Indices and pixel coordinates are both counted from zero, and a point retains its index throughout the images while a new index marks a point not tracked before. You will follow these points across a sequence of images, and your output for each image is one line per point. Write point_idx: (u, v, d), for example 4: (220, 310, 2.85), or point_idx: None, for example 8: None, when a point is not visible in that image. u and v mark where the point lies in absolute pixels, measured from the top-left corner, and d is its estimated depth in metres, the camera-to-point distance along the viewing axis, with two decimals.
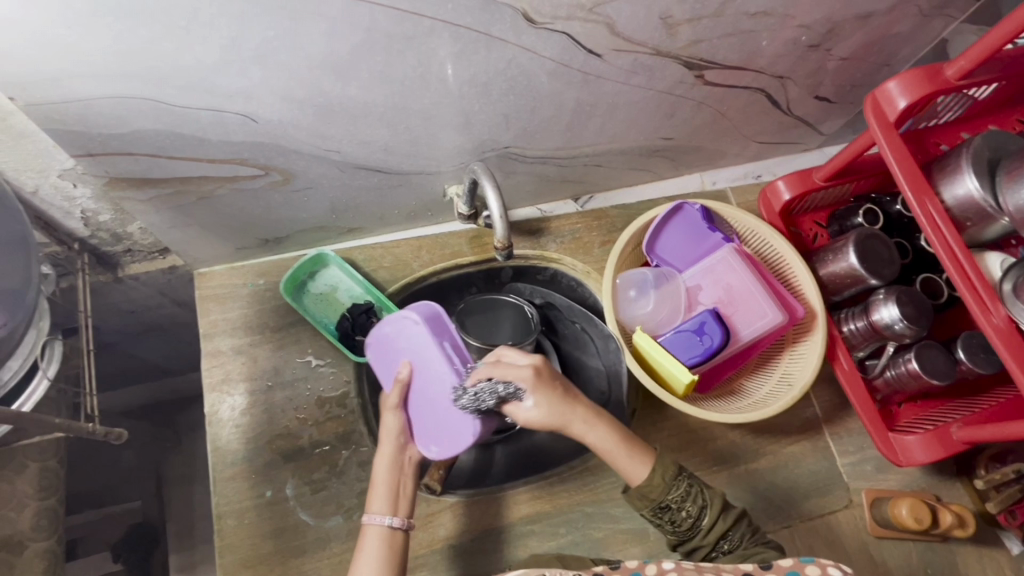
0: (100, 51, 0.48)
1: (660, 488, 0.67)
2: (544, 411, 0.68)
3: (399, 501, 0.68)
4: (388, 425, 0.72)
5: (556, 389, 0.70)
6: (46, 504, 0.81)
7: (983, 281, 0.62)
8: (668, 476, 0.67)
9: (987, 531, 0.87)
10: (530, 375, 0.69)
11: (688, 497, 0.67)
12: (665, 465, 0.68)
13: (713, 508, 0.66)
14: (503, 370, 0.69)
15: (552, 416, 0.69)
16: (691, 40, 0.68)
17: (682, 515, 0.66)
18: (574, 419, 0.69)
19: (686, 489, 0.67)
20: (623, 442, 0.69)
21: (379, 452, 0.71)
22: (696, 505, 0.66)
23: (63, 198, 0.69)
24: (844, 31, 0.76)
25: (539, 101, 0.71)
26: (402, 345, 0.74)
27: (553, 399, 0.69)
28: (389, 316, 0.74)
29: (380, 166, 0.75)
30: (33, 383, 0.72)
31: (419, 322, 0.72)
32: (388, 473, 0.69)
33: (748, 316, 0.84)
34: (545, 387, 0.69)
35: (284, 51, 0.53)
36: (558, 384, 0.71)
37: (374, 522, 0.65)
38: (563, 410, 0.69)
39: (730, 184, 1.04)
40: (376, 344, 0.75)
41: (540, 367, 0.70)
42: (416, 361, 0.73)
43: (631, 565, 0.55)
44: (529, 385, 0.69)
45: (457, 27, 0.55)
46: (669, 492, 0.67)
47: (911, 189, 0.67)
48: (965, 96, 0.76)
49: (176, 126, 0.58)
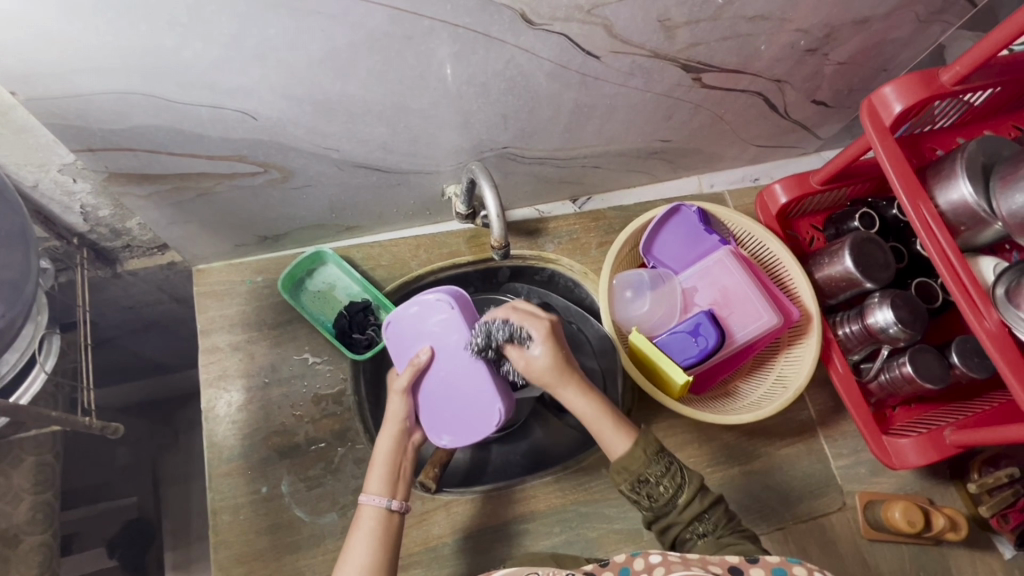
0: (101, 47, 0.49)
1: (642, 462, 0.65)
2: (546, 362, 0.68)
3: (398, 483, 0.69)
4: (394, 409, 0.72)
5: (563, 348, 0.70)
6: (42, 498, 0.81)
7: (976, 285, 0.62)
8: (649, 451, 0.66)
9: (979, 535, 0.87)
10: (546, 327, 0.70)
11: (667, 474, 0.65)
12: (649, 441, 0.67)
13: (691, 487, 0.65)
14: (524, 319, 0.70)
15: (550, 370, 0.68)
16: (688, 43, 0.68)
17: (660, 491, 0.65)
18: (568, 381, 0.69)
19: (665, 467, 0.65)
20: (610, 413, 0.69)
21: (382, 433, 0.71)
22: (674, 482, 0.65)
23: (62, 193, 0.69)
24: (841, 36, 0.76)
25: (537, 102, 0.71)
26: (426, 328, 0.74)
27: (560, 354, 0.69)
28: (417, 297, 0.74)
29: (378, 165, 0.75)
30: (31, 376, 0.73)
31: (450, 307, 0.73)
32: (388, 455, 0.70)
33: (744, 318, 0.84)
34: (555, 343, 0.70)
35: (284, 48, 0.53)
36: (565, 345, 0.71)
37: (370, 504, 0.65)
38: (566, 367, 0.69)
39: (728, 187, 1.05)
40: (397, 324, 0.75)
41: (557, 325, 0.71)
42: (437, 347, 0.73)
43: (619, 560, 0.58)
44: (541, 334, 0.69)
45: (455, 27, 0.56)
46: (648, 467, 0.65)
47: (906, 193, 0.67)
48: (961, 102, 0.76)
49: (176, 123, 0.59)
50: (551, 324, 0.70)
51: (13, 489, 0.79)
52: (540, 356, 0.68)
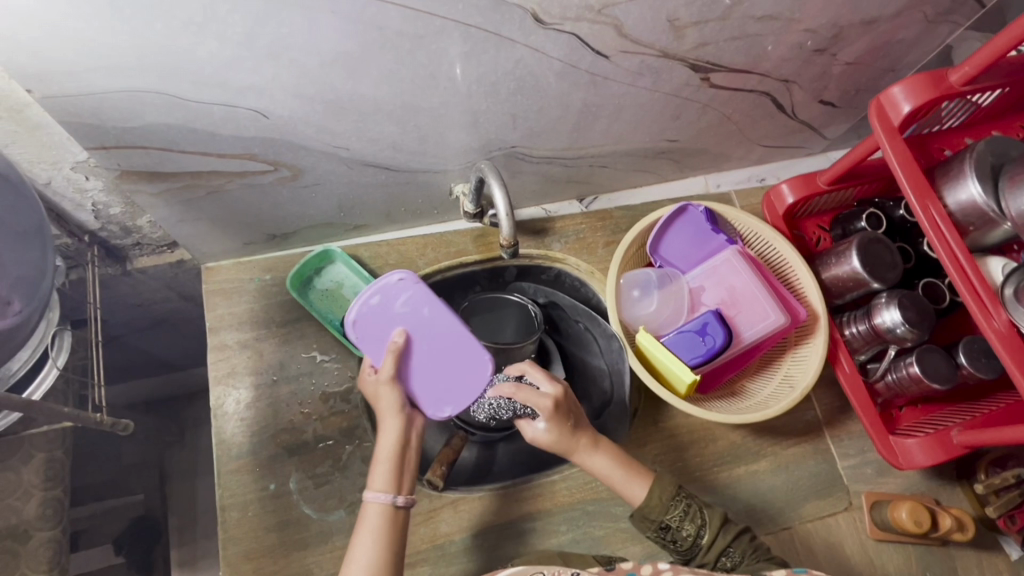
0: (117, 44, 0.49)
1: (660, 509, 0.69)
2: (551, 436, 0.72)
3: (402, 478, 0.69)
4: (387, 401, 0.70)
5: (569, 418, 0.73)
6: (51, 494, 0.81)
7: (984, 285, 0.63)
8: (665, 496, 0.69)
9: (985, 535, 0.87)
10: (548, 405, 0.72)
11: (687, 516, 0.69)
12: (663, 486, 0.70)
13: (712, 526, 0.68)
14: (526, 396, 0.72)
15: (558, 441, 0.72)
16: (697, 43, 0.68)
17: (682, 535, 0.68)
18: (577, 444, 0.73)
19: (684, 509, 0.69)
20: (624, 466, 0.72)
21: (382, 427, 0.70)
22: (694, 524, 0.68)
23: (75, 190, 0.69)
24: (849, 36, 0.76)
25: (546, 101, 0.71)
26: (395, 311, 0.73)
27: (564, 427, 0.72)
28: (375, 286, 0.72)
29: (387, 164, 0.75)
30: (43, 372, 0.73)
31: (414, 283, 0.74)
32: (392, 450, 0.69)
33: (750, 318, 0.84)
34: (559, 416, 0.72)
35: (297, 47, 0.53)
36: (572, 413, 0.74)
37: (376, 501, 0.65)
38: (571, 437, 0.73)
39: (734, 187, 1.05)
40: (362, 320, 0.72)
41: (560, 399, 0.73)
42: (412, 326, 0.73)
43: (627, 565, 0.57)
44: (543, 413, 0.72)
45: (467, 26, 0.56)
46: (668, 512, 0.69)
47: (915, 193, 0.67)
48: (969, 102, 0.76)
49: (189, 121, 0.59)
50: (552, 401, 0.72)
51: (22, 485, 0.79)
52: (544, 432, 0.72)
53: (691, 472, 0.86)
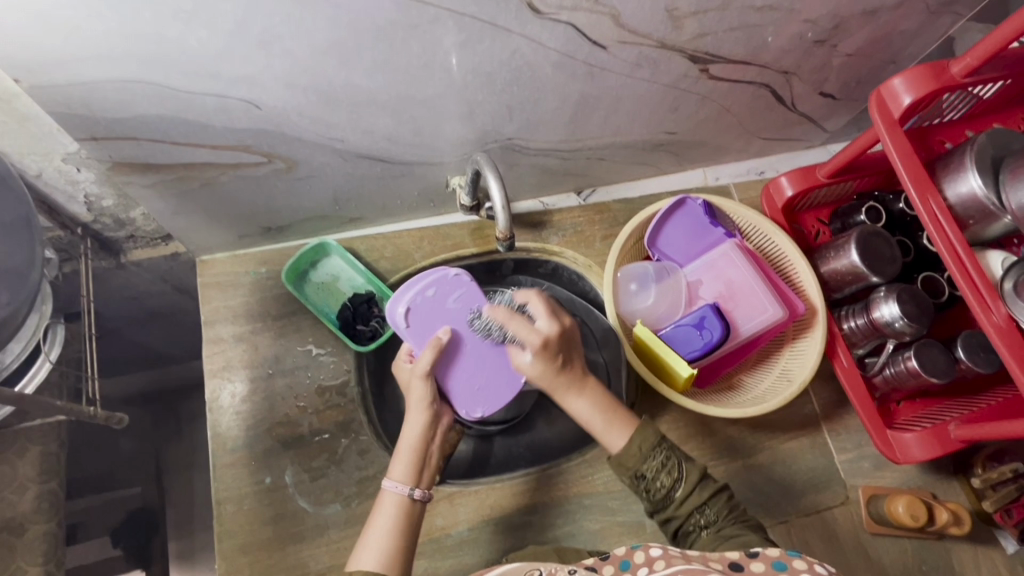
0: (105, 33, 0.48)
1: (637, 458, 0.65)
2: (535, 370, 0.69)
3: (422, 472, 0.68)
4: (417, 392, 0.70)
5: (559, 356, 0.70)
6: (47, 487, 0.81)
7: (983, 278, 0.62)
8: (646, 445, 0.66)
9: (982, 529, 0.87)
10: (538, 339, 0.69)
11: (664, 468, 0.65)
12: (644, 435, 0.67)
13: (688, 481, 0.65)
14: (518, 325, 0.70)
15: (542, 377, 0.70)
16: (696, 33, 0.67)
17: (657, 486, 0.65)
18: (561, 386, 0.70)
19: (663, 460, 0.65)
20: (608, 412, 0.69)
21: (409, 417, 0.69)
22: (671, 477, 0.65)
23: (66, 182, 0.69)
24: (850, 27, 0.75)
25: (542, 92, 0.71)
26: (446, 305, 0.74)
27: (550, 364, 0.69)
28: (431, 280, 0.74)
29: (383, 156, 0.75)
30: (36, 366, 0.73)
31: (468, 281, 0.75)
32: (416, 443, 0.68)
33: (749, 311, 0.84)
34: (548, 352, 0.69)
35: (289, 37, 0.53)
36: (563, 349, 0.71)
37: (393, 490, 0.65)
38: (558, 375, 0.70)
39: (733, 181, 1.04)
40: (415, 309, 0.73)
41: (550, 337, 0.69)
42: (457, 324, 0.73)
43: (620, 553, 0.57)
44: (530, 347, 0.69)
45: (461, 16, 0.55)
46: (645, 462, 0.65)
47: (915, 186, 0.67)
48: (969, 94, 0.75)
49: (180, 112, 0.58)
50: (543, 338, 0.69)
51: (17, 478, 0.79)
52: (529, 364, 0.69)
53: None
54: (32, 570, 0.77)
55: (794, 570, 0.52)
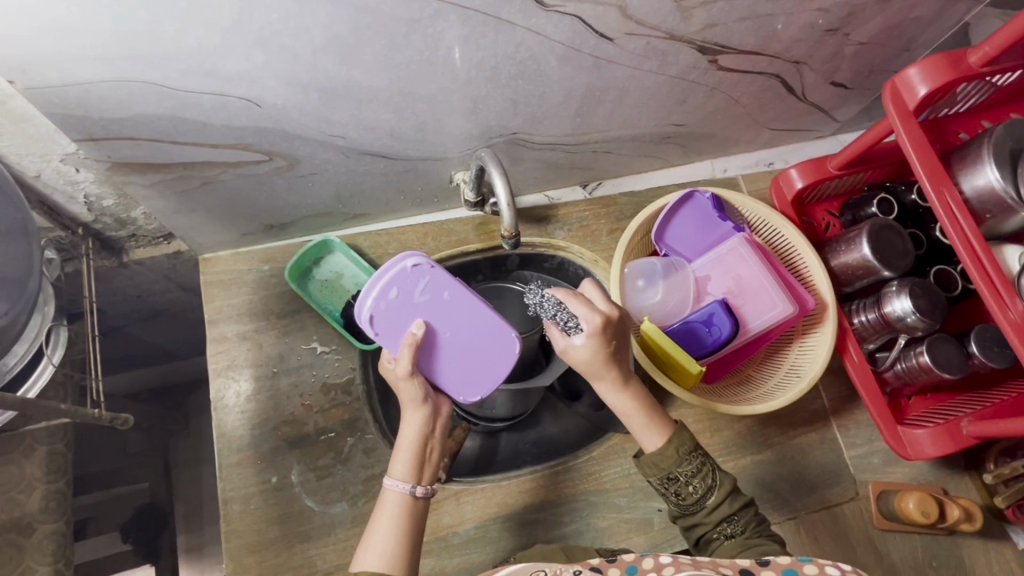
0: (100, 33, 0.47)
1: (672, 461, 0.65)
2: (585, 353, 0.67)
3: (423, 469, 0.68)
4: (408, 393, 0.68)
5: (612, 343, 0.67)
6: (55, 487, 0.81)
7: (1000, 274, 0.61)
8: (682, 450, 0.65)
9: (993, 524, 0.87)
10: (597, 323, 0.66)
11: (698, 475, 0.64)
12: (682, 439, 0.66)
13: (721, 489, 0.64)
14: (576, 305, 0.67)
15: (590, 363, 0.67)
16: (705, 24, 0.66)
17: (689, 490, 0.64)
18: (606, 375, 0.68)
19: (698, 467, 0.65)
20: (647, 405, 0.68)
21: (406, 417, 0.68)
22: (704, 484, 0.64)
23: (66, 182, 0.68)
24: (863, 15, 0.73)
25: (547, 86, 0.69)
26: (414, 300, 0.68)
27: (603, 353, 0.67)
28: (390, 278, 0.67)
29: (385, 152, 0.73)
30: (40, 368, 0.71)
31: (431, 268, 0.68)
32: (416, 441, 0.68)
33: (758, 307, 0.83)
34: (601, 339, 0.66)
35: (288, 34, 0.51)
36: (617, 338, 0.68)
37: (394, 490, 0.65)
38: (604, 365, 0.67)
39: (742, 172, 1.03)
40: (380, 314, 0.67)
41: (610, 323, 0.67)
42: (432, 315, 0.69)
43: (629, 559, 0.55)
44: (590, 328, 0.66)
45: (465, 9, 0.54)
46: (678, 466, 0.64)
47: (929, 179, 0.65)
48: (988, 84, 0.73)
49: (179, 111, 0.57)
50: (602, 321, 0.66)
51: (25, 478, 0.79)
52: (580, 350, 0.67)
53: None
54: (42, 569, 0.78)
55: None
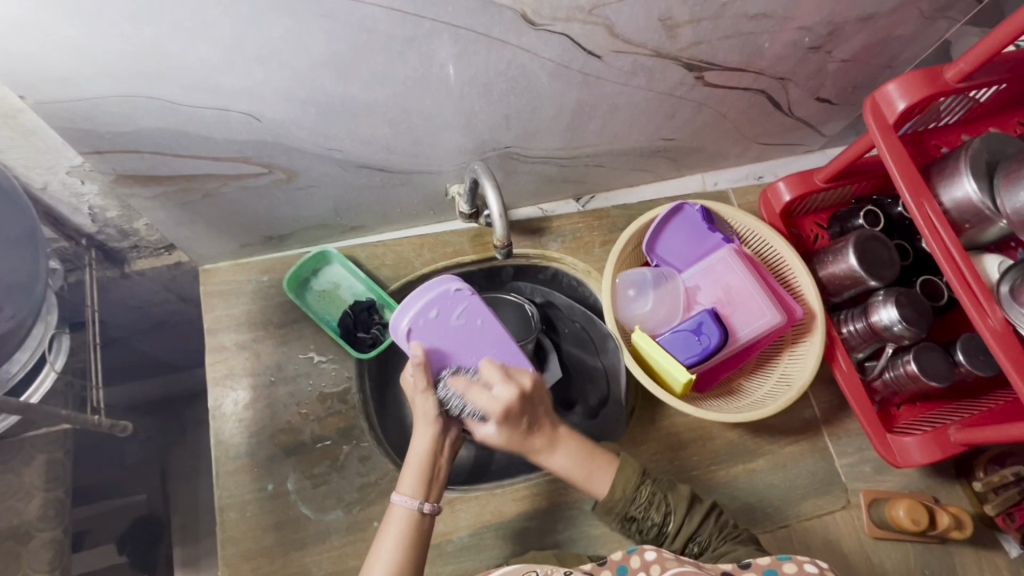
0: (108, 49, 0.49)
1: (623, 502, 0.69)
2: (500, 438, 0.70)
3: (431, 486, 0.69)
4: (422, 410, 0.69)
5: (523, 419, 0.70)
6: (53, 495, 0.82)
7: (979, 283, 0.62)
8: (629, 487, 0.70)
9: (984, 532, 0.87)
10: (498, 412, 0.67)
11: (652, 505, 0.69)
12: (627, 476, 0.70)
13: (677, 513, 0.69)
14: (475, 397, 0.68)
15: (509, 442, 0.71)
16: (691, 41, 0.68)
17: (648, 524, 0.69)
18: (531, 445, 0.71)
19: (649, 497, 0.70)
20: (586, 457, 0.72)
21: (417, 434, 0.70)
22: (660, 511, 0.69)
23: (71, 194, 0.70)
24: (845, 33, 0.76)
25: (539, 101, 0.71)
26: (450, 323, 0.68)
27: (514, 433, 0.70)
28: (432, 297, 0.66)
29: (382, 165, 0.76)
30: (42, 375, 0.73)
31: (472, 293, 0.68)
32: (424, 458, 0.69)
33: (747, 317, 0.84)
34: (510, 421, 0.69)
35: (288, 52, 0.54)
36: (527, 413, 0.70)
37: (401, 504, 0.66)
38: (523, 440, 0.71)
39: (731, 186, 1.05)
40: (415, 330, 0.67)
41: (515, 405, 0.68)
42: (463, 340, 0.69)
43: (618, 557, 0.59)
44: (493, 419, 0.68)
45: (458, 28, 0.56)
46: (632, 502, 0.69)
47: (909, 191, 0.67)
48: (966, 98, 0.76)
49: (182, 125, 0.59)
50: (501, 409, 0.67)
51: (23, 486, 0.80)
52: (493, 435, 0.70)
53: (687, 472, 0.86)
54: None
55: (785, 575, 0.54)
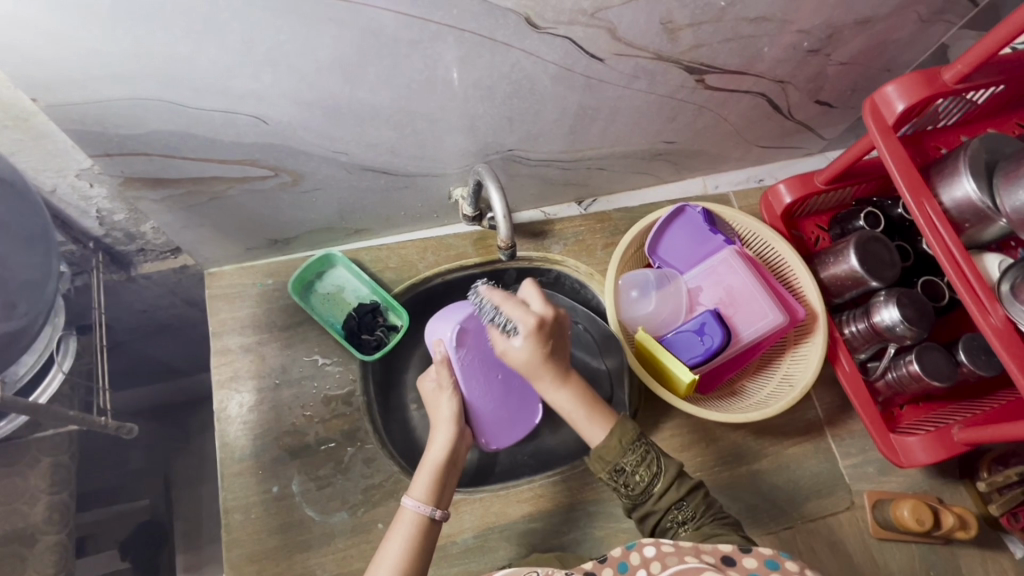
0: (119, 53, 0.50)
1: (616, 453, 0.67)
2: (524, 356, 0.68)
3: (441, 494, 0.69)
4: (445, 413, 0.75)
5: (550, 344, 0.69)
6: (58, 498, 0.82)
7: (981, 281, 0.63)
8: (626, 440, 0.68)
9: (989, 533, 0.87)
10: (533, 322, 0.67)
11: (643, 462, 0.67)
12: (625, 431, 0.69)
13: (666, 475, 0.67)
14: (512, 309, 0.68)
15: (530, 363, 0.69)
16: (691, 45, 0.69)
17: (636, 479, 0.67)
18: (546, 377, 0.70)
19: (641, 455, 0.67)
20: (590, 406, 0.71)
21: (435, 438, 0.73)
22: (649, 471, 0.67)
23: (79, 198, 0.70)
24: (844, 36, 0.77)
25: (542, 105, 0.72)
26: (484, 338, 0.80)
27: (542, 352, 0.68)
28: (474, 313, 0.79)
29: (387, 168, 0.76)
30: (50, 375, 0.75)
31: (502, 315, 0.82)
32: (440, 463, 0.71)
33: (749, 317, 0.85)
34: (540, 338, 0.67)
35: (295, 55, 0.55)
36: (556, 340, 0.70)
37: (412, 507, 0.66)
38: (541, 367, 0.69)
39: (732, 189, 1.06)
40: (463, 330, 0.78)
41: (548, 322, 0.68)
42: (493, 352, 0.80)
43: (618, 554, 0.59)
44: (526, 329, 0.67)
45: (462, 31, 0.57)
46: (624, 455, 0.67)
47: (910, 191, 0.68)
48: (964, 100, 0.77)
49: (190, 128, 0.60)
50: (538, 320, 0.67)
51: (29, 489, 0.80)
52: (518, 347, 0.68)
53: (691, 473, 0.86)
54: None
55: (786, 569, 0.52)
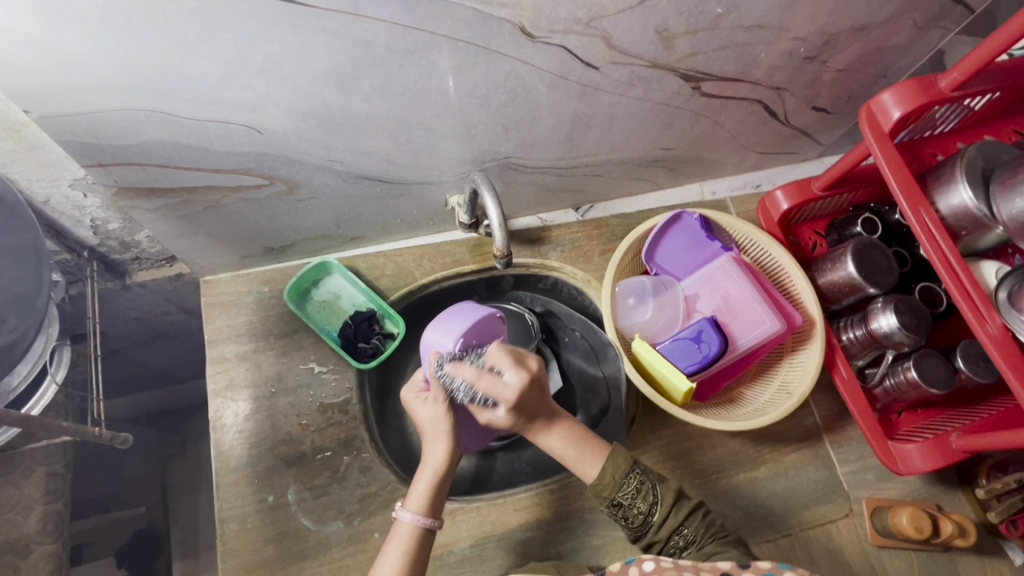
0: (110, 65, 0.50)
1: (612, 488, 0.66)
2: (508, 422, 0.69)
3: (436, 504, 0.68)
4: (439, 424, 0.70)
5: (529, 408, 0.69)
6: (52, 508, 0.82)
7: (978, 289, 0.62)
8: (618, 474, 0.67)
9: (988, 540, 0.87)
10: (510, 399, 0.66)
11: (639, 494, 0.67)
12: (617, 463, 0.68)
13: (664, 502, 0.67)
14: (485, 387, 0.67)
15: (515, 424, 0.70)
16: (688, 52, 0.69)
17: (635, 512, 0.66)
18: (533, 426, 0.71)
19: (637, 485, 0.67)
20: (580, 442, 0.71)
21: (430, 448, 0.70)
22: (647, 501, 0.66)
23: (73, 208, 0.70)
24: (840, 43, 0.77)
25: (538, 112, 0.72)
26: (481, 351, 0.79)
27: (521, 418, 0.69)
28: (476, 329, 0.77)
29: (383, 176, 0.76)
30: (43, 386, 0.76)
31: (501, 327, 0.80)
32: (437, 474, 0.69)
33: (746, 324, 0.84)
34: (519, 408, 0.68)
35: (289, 65, 0.54)
36: (536, 399, 0.69)
37: (408, 519, 0.66)
38: (525, 422, 0.70)
39: (730, 194, 1.06)
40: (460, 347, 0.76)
41: (524, 393, 0.67)
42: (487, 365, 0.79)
43: (615, 568, 0.58)
44: (505, 405, 0.67)
45: (456, 41, 0.57)
46: (619, 489, 0.66)
47: (907, 199, 0.67)
48: (961, 107, 0.76)
49: (184, 138, 0.60)
50: (515, 396, 0.66)
51: (24, 499, 0.80)
52: (500, 418, 0.69)
53: (688, 481, 0.85)
54: None
55: None
